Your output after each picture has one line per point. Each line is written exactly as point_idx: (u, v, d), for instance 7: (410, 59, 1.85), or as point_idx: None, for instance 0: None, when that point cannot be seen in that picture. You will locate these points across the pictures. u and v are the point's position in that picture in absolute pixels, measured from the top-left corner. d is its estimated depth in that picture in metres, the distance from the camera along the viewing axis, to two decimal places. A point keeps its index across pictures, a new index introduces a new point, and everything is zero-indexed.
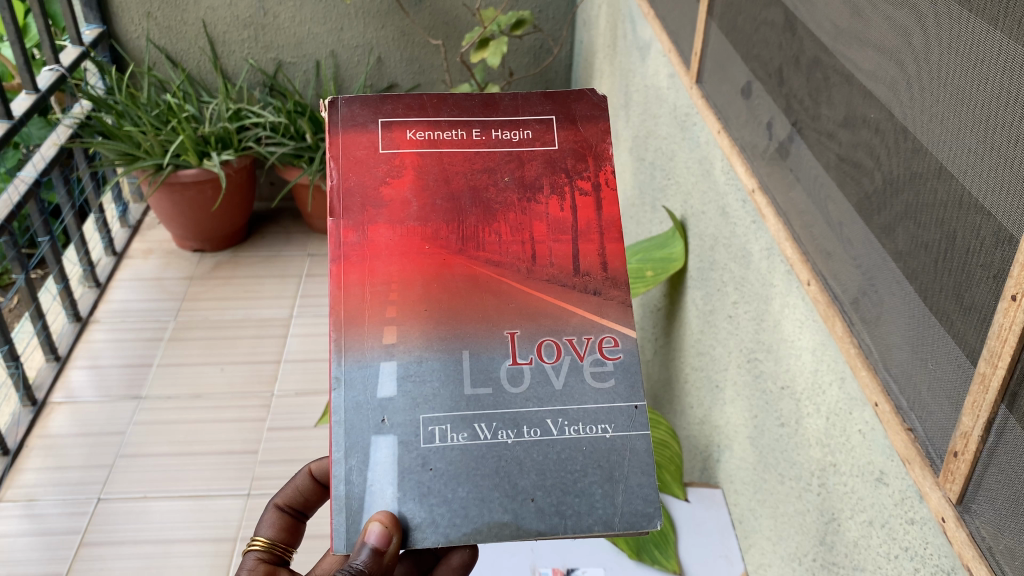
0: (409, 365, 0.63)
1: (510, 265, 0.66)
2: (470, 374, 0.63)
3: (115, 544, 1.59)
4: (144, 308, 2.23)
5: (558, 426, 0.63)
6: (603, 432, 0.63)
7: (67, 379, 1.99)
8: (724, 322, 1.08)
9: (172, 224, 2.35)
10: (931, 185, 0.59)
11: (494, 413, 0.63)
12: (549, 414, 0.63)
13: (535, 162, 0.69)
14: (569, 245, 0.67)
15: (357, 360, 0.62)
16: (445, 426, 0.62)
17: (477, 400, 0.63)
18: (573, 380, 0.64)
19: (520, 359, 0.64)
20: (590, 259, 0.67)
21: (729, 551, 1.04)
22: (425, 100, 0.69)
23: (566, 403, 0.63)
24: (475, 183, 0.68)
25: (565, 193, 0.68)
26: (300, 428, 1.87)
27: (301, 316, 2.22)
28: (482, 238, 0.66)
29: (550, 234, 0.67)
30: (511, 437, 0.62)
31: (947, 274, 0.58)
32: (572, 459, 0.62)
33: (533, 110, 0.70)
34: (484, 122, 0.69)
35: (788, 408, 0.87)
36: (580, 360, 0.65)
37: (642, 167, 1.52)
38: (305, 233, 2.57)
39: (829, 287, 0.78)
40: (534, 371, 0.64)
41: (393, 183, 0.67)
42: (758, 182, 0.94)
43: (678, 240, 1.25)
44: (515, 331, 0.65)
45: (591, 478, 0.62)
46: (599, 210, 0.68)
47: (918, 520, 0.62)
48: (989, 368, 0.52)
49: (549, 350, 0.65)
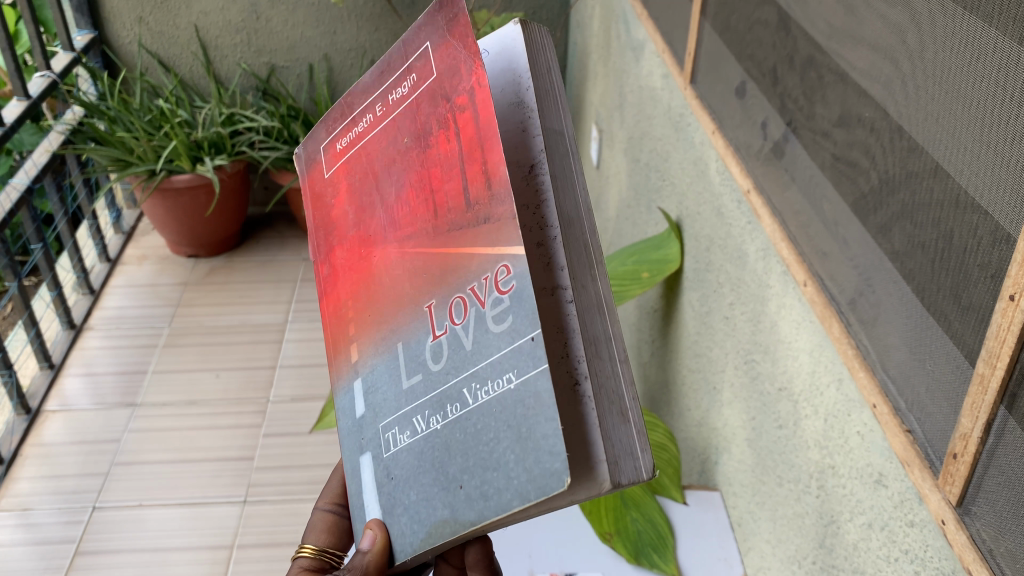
0: (367, 377, 0.54)
1: (420, 236, 0.50)
2: (404, 364, 0.51)
3: (110, 552, 1.58)
4: (139, 315, 2.22)
5: (472, 394, 0.45)
6: (509, 383, 0.43)
7: (61, 386, 1.98)
8: (721, 324, 1.07)
9: (166, 229, 2.34)
10: (927, 185, 0.59)
11: (426, 399, 0.49)
12: (465, 382, 0.46)
13: (422, 101, 0.50)
14: (458, 180, 0.46)
15: (342, 391, 0.57)
16: (394, 429, 0.51)
17: (413, 391, 0.50)
18: (479, 333, 0.45)
19: (438, 332, 0.48)
20: (477, 187, 0.45)
21: (728, 554, 1.03)
22: (341, 104, 0.58)
23: (477, 363, 0.45)
24: (384, 163, 0.54)
25: (448, 118, 0.47)
26: (297, 433, 1.86)
27: (297, 320, 2.21)
28: (396, 218, 0.52)
29: (444, 178, 0.48)
30: (439, 421, 0.48)
31: (943, 274, 0.57)
32: (487, 428, 0.44)
33: (413, 41, 0.50)
34: (381, 92, 0.54)
35: (786, 409, 0.87)
36: (483, 308, 0.45)
37: (637, 168, 1.51)
38: (300, 237, 2.56)
39: (826, 288, 0.77)
40: (450, 341, 0.47)
41: (337, 199, 0.58)
42: (753, 183, 0.94)
43: (674, 241, 1.24)
44: (431, 302, 0.49)
45: (503, 442, 0.43)
46: (478, 116, 0.44)
47: (918, 523, 0.62)
48: (988, 369, 0.52)
49: (457, 309, 0.47)
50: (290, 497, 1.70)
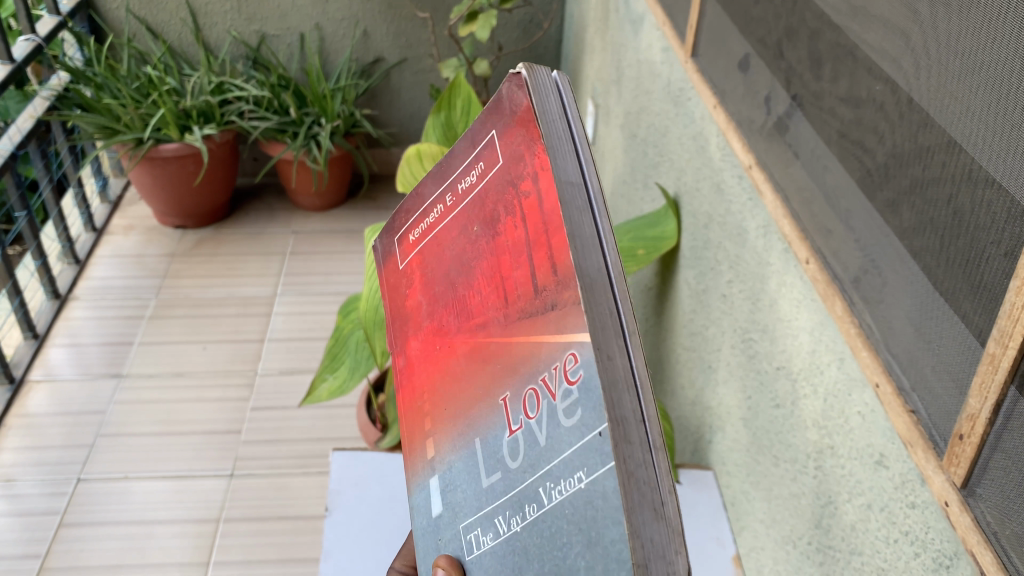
0: (445, 474, 0.51)
1: (491, 322, 0.48)
2: (482, 462, 0.47)
3: (94, 525, 1.57)
4: (125, 286, 2.19)
5: (548, 494, 0.41)
6: (578, 481, 0.39)
7: (46, 356, 1.96)
8: (718, 302, 1.06)
9: (153, 199, 2.31)
10: (940, 160, 0.57)
11: (505, 498, 0.45)
12: (540, 483, 0.42)
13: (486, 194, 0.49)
14: (527, 268, 0.44)
15: (417, 485, 0.54)
16: (476, 530, 0.47)
17: (493, 490, 0.46)
18: (552, 428, 0.41)
19: (512, 426, 0.45)
20: (538, 268, 0.43)
21: (719, 533, 1.01)
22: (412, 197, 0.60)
23: (547, 462, 0.41)
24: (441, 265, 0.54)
25: (499, 218, 0.47)
26: (284, 406, 1.84)
27: (286, 294, 2.19)
28: (463, 309, 0.51)
29: (511, 263, 0.46)
30: (518, 522, 0.44)
31: (955, 251, 0.56)
32: (558, 531, 0.40)
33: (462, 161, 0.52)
34: (450, 184, 0.54)
35: (784, 388, 0.86)
36: (551, 399, 0.41)
37: (634, 144, 1.50)
38: (290, 210, 2.53)
39: (828, 266, 0.76)
40: (524, 436, 0.43)
41: (410, 293, 0.58)
42: (755, 159, 0.92)
43: (671, 218, 1.23)
44: (506, 396, 0.46)
45: (573, 549, 0.39)
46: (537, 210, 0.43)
47: (919, 504, 0.61)
48: (1000, 349, 0.50)
49: (531, 403, 0.43)
50: (278, 471, 1.69)
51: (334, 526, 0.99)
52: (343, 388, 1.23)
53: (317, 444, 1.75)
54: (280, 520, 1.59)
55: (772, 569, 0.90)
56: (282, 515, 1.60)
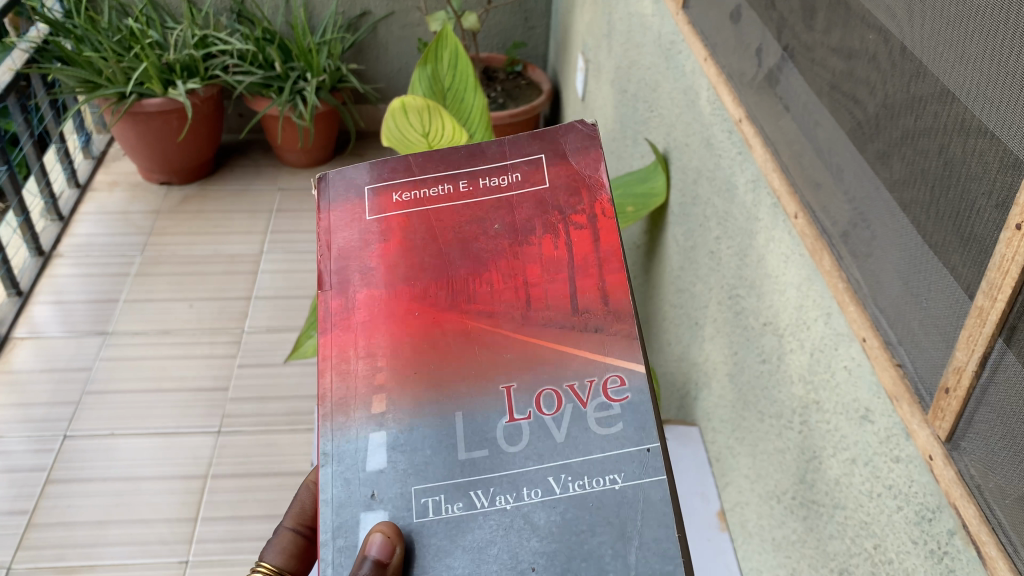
0: (400, 434, 0.54)
1: (504, 314, 0.58)
2: (464, 434, 0.54)
3: (81, 481, 1.57)
4: (110, 243, 2.17)
5: (561, 484, 0.52)
6: (612, 483, 0.52)
7: (31, 314, 1.94)
8: (706, 259, 1.05)
9: (137, 155, 2.28)
10: (932, 110, 0.56)
11: (491, 475, 0.52)
12: (550, 472, 0.52)
13: (526, 205, 0.63)
14: (566, 284, 0.59)
15: (343, 433, 0.54)
16: (439, 497, 0.52)
17: (472, 464, 0.53)
18: (576, 429, 0.54)
19: (518, 415, 0.55)
20: (588, 296, 0.59)
21: (704, 489, 1.04)
22: (409, 161, 0.65)
23: (569, 456, 0.53)
24: (464, 235, 0.62)
25: (558, 230, 0.62)
26: (271, 364, 1.83)
27: (273, 251, 2.17)
28: (477, 283, 0.60)
29: (544, 275, 0.60)
30: (509, 501, 0.52)
31: (945, 203, 0.55)
32: (576, 520, 0.51)
33: (519, 154, 0.65)
34: (470, 173, 0.64)
35: (770, 344, 0.85)
36: (582, 407, 0.55)
37: (624, 99, 1.48)
38: (277, 167, 2.50)
39: (817, 220, 0.75)
40: (533, 426, 0.54)
41: (382, 247, 0.61)
42: (745, 112, 0.91)
43: (660, 174, 1.21)
44: (510, 385, 0.56)
45: (598, 537, 0.50)
46: (596, 243, 0.61)
47: (903, 458, 0.61)
48: (988, 301, 0.50)
49: (548, 401, 0.55)
50: (266, 428, 1.69)
51: None
52: None
53: (305, 401, 1.75)
54: (269, 476, 1.59)
55: (755, 524, 0.91)
56: (270, 472, 1.60)
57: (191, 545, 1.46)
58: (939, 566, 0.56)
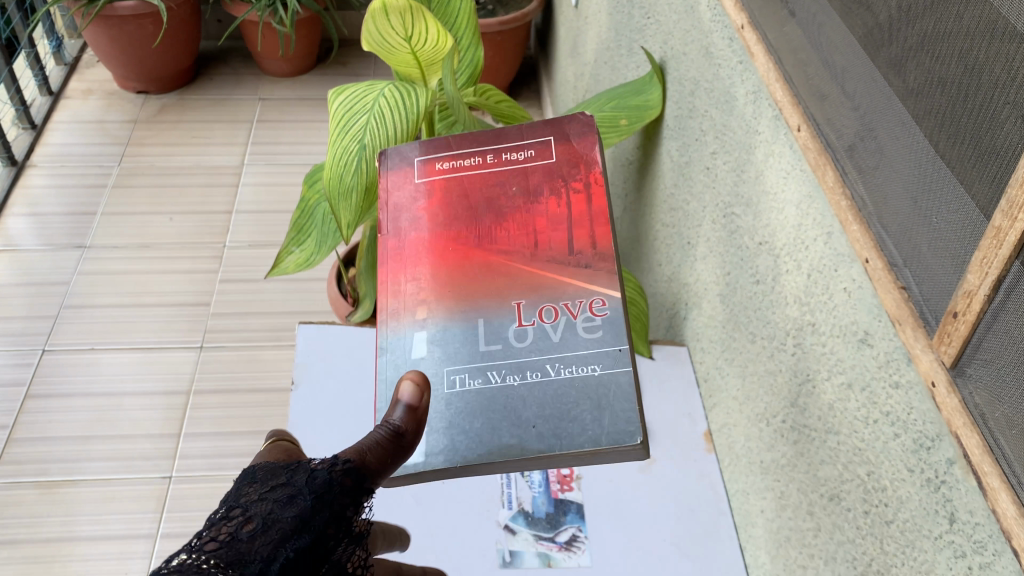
0: (434, 331, 0.64)
1: (517, 253, 0.69)
2: (483, 334, 0.64)
3: (61, 397, 1.54)
4: (86, 153, 2.10)
5: (555, 370, 0.61)
6: (592, 369, 0.61)
7: (6, 226, 1.89)
8: (700, 175, 1.01)
9: (110, 61, 2.18)
10: (955, 12, 0.51)
11: (502, 363, 0.62)
12: (547, 360, 0.62)
13: (538, 174, 0.74)
14: (565, 234, 0.70)
15: (395, 332, 0.65)
16: (463, 375, 0.62)
17: (490, 354, 0.63)
18: (568, 334, 0.63)
19: (524, 322, 0.64)
20: (582, 242, 0.69)
21: (692, 409, 1.02)
22: (449, 139, 0.78)
23: (563, 351, 0.62)
24: (490, 196, 0.73)
25: (561, 193, 0.73)
26: (252, 279, 1.80)
27: (254, 164, 2.11)
28: (498, 228, 0.71)
29: (550, 227, 0.71)
30: (517, 379, 0.61)
31: (964, 114, 0.51)
32: (566, 395, 0.60)
33: (536, 135, 0.77)
34: (497, 149, 0.76)
35: (765, 264, 0.82)
36: (574, 318, 0.64)
37: (619, 6, 1.40)
38: (258, 75, 2.42)
39: (821, 134, 0.71)
40: (536, 331, 0.64)
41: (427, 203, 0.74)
42: (748, 18, 0.85)
43: (655, 85, 1.16)
44: (521, 301, 0.66)
45: (581, 407, 0.59)
46: (591, 203, 0.72)
47: (904, 384, 0.58)
48: (1005, 222, 0.46)
49: (547, 313, 0.64)
50: (249, 344, 1.66)
51: (301, 400, 0.97)
52: (311, 263, 1.19)
53: (289, 318, 1.72)
54: (252, 393, 1.57)
55: (743, 447, 0.89)
56: (254, 389, 1.58)
57: (175, 460, 1.45)
58: (935, 495, 0.54)
